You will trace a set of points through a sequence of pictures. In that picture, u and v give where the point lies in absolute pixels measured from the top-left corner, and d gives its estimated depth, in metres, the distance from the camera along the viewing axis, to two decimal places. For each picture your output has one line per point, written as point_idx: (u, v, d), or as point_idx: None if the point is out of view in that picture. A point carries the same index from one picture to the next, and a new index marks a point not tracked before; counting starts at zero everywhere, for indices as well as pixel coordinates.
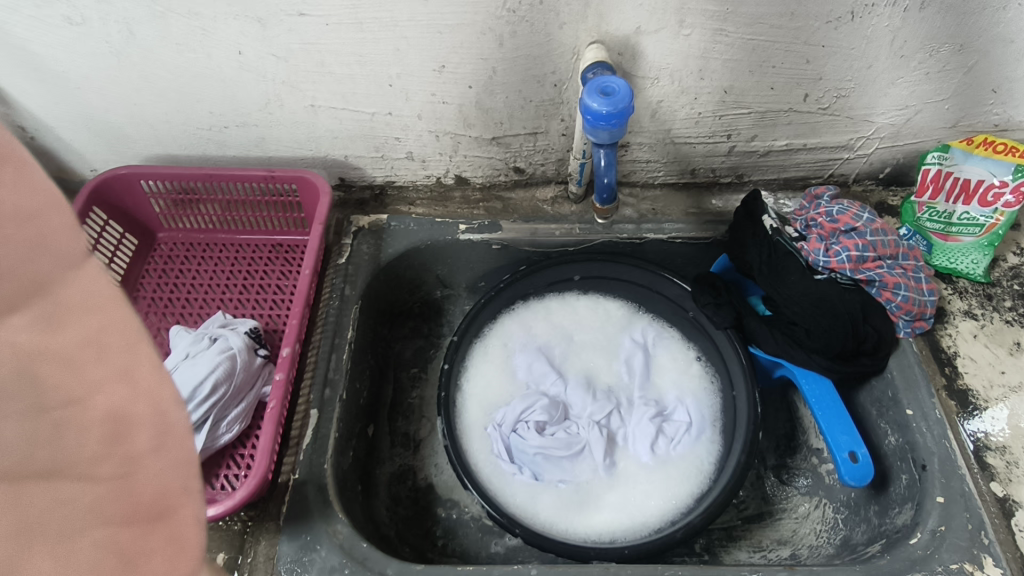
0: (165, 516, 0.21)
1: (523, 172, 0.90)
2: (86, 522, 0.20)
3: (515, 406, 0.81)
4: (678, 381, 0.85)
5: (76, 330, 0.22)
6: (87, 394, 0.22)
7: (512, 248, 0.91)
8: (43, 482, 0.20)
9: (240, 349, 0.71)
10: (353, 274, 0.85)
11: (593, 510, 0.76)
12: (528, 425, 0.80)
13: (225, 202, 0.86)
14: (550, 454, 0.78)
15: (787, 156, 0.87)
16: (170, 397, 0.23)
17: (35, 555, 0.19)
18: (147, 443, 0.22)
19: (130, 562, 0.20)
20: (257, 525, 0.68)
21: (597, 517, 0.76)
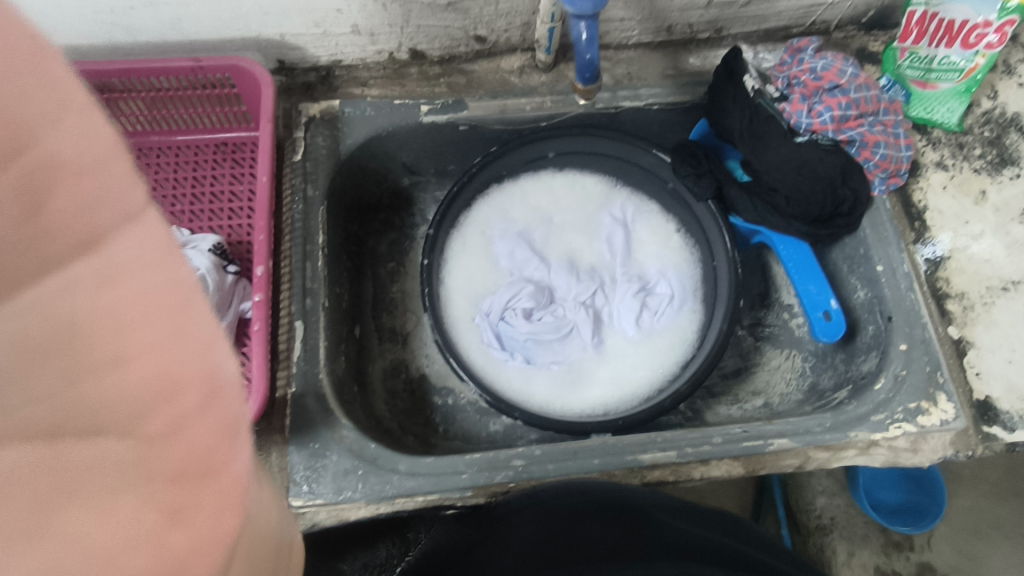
0: (210, 475, 0.20)
1: (485, 40, 0.81)
2: (131, 481, 0.18)
3: (502, 294, 0.82)
4: (658, 255, 0.87)
5: (127, 288, 0.19)
6: (135, 354, 0.19)
7: (481, 127, 0.84)
8: (78, 438, 0.18)
9: (208, 268, 0.66)
10: (312, 172, 0.78)
11: (585, 385, 0.81)
12: (516, 312, 0.81)
13: (150, 100, 0.75)
14: (540, 338, 0.80)
15: (768, 5, 0.80)
16: (208, 339, 0.22)
17: (74, 514, 0.17)
18: (195, 403, 0.20)
19: (176, 520, 0.19)
20: (265, 439, 0.68)
21: (590, 391, 0.81)
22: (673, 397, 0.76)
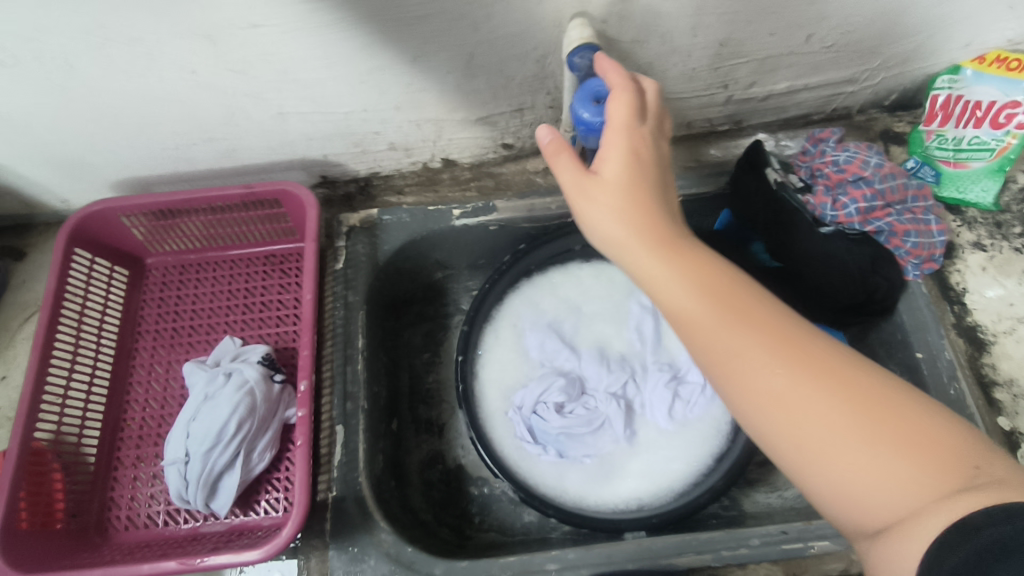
0: None
1: (512, 147, 0.86)
2: None
3: (534, 388, 0.83)
4: (688, 343, 0.87)
5: None
6: None
7: (509, 226, 0.88)
8: None
9: (256, 380, 0.72)
10: (353, 279, 0.84)
11: (618, 479, 0.81)
12: (547, 405, 0.82)
13: (209, 221, 0.83)
14: (573, 431, 0.81)
15: (788, 97, 0.82)
16: None
17: None
18: None
19: None
20: (306, 543, 0.71)
21: (624, 485, 0.81)
22: (709, 494, 0.75)
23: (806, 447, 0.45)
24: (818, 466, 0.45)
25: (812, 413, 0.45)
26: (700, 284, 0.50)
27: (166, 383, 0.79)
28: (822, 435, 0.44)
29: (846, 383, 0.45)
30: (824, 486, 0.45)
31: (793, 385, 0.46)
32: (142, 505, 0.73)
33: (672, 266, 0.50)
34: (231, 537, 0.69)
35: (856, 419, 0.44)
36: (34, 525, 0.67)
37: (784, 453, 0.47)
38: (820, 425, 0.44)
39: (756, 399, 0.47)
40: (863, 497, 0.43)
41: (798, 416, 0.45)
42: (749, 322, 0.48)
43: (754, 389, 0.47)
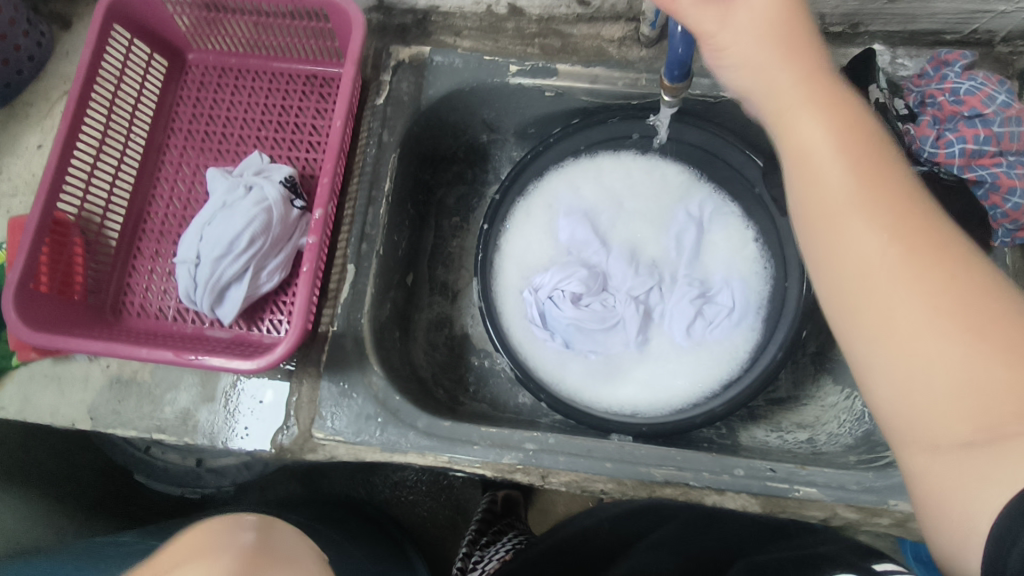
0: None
1: (588, 5, 0.76)
2: None
3: (554, 273, 0.80)
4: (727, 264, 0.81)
5: None
6: None
7: (568, 96, 0.81)
8: None
9: (275, 200, 0.70)
10: (391, 119, 0.79)
11: (618, 381, 0.80)
12: (563, 294, 0.78)
13: (252, 24, 0.77)
14: (585, 326, 0.78)
15: (922, 5, 0.69)
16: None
17: None
18: None
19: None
20: (301, 368, 0.72)
21: (624, 389, 0.79)
22: (704, 416, 0.73)
23: (896, 338, 0.41)
24: (900, 362, 0.41)
25: (918, 306, 0.41)
26: (839, 146, 0.45)
27: (192, 186, 0.79)
28: (922, 330, 0.40)
29: (968, 294, 0.40)
30: (892, 387, 0.41)
31: (906, 273, 0.41)
32: (155, 297, 0.76)
33: (819, 118, 0.45)
34: (232, 345, 0.71)
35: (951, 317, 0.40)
36: (51, 289, 0.69)
37: (860, 345, 0.43)
38: (932, 322, 0.40)
39: (858, 276, 0.43)
40: (939, 412, 0.39)
41: (895, 307, 0.41)
42: (878, 194, 0.43)
43: (852, 275, 0.43)
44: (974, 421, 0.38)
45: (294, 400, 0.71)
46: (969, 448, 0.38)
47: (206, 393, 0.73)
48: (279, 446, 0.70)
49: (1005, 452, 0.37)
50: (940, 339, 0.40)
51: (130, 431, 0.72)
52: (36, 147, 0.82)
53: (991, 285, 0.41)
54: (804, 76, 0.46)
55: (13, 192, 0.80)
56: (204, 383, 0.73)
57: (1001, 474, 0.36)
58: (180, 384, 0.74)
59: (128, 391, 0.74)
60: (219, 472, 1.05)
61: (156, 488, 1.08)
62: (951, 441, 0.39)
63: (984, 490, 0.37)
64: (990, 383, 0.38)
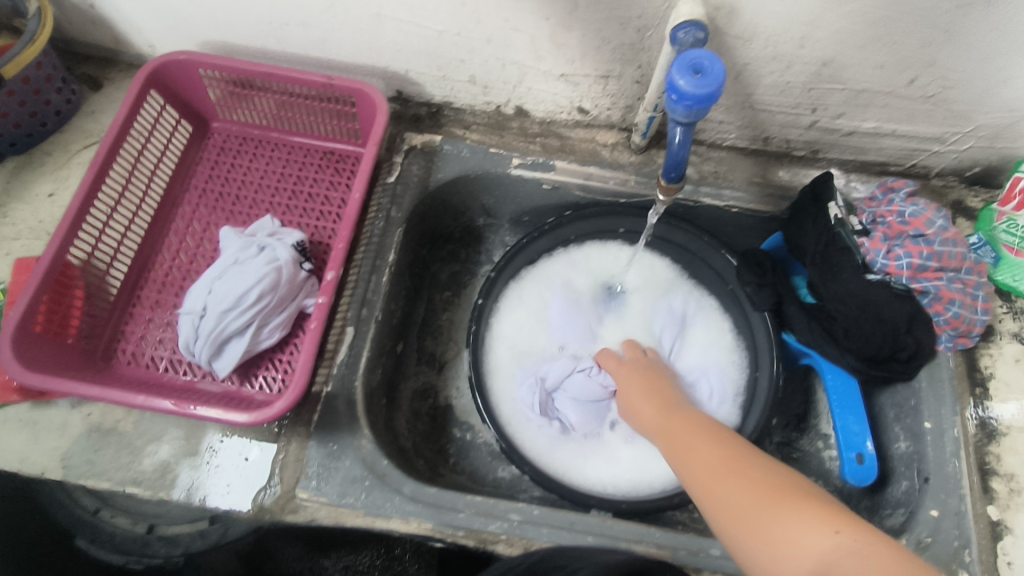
0: None
1: (587, 113, 0.86)
2: None
3: (560, 366, 0.84)
4: (706, 355, 0.87)
5: None
6: None
7: (563, 189, 0.89)
8: None
9: (287, 261, 0.73)
10: (400, 196, 0.85)
11: (607, 466, 0.82)
12: (571, 385, 0.83)
13: (281, 102, 0.84)
14: (589, 417, 0.83)
15: (870, 140, 0.81)
16: None
17: None
18: None
19: None
20: (291, 428, 0.72)
21: (612, 471, 0.82)
22: (680, 496, 0.76)
23: (708, 472, 0.55)
24: (713, 485, 0.53)
25: (701, 458, 0.57)
26: (643, 388, 0.72)
27: (200, 242, 0.82)
28: (725, 463, 0.55)
29: (728, 447, 0.57)
30: (716, 504, 0.52)
31: (706, 436, 0.59)
32: (149, 346, 0.76)
33: (626, 398, 0.73)
34: (223, 400, 0.72)
35: (721, 462, 0.55)
36: (47, 330, 0.69)
37: (693, 484, 0.55)
38: (723, 450, 0.56)
39: (682, 444, 0.60)
40: (743, 507, 0.50)
41: (705, 453, 0.57)
42: (670, 411, 0.66)
43: (678, 440, 0.61)
44: (765, 504, 0.49)
45: (280, 459, 0.71)
46: (765, 525, 0.48)
47: (189, 447, 0.72)
48: (259, 505, 0.69)
49: (787, 517, 0.47)
50: (734, 464, 0.54)
51: (103, 483, 0.70)
52: (47, 195, 0.84)
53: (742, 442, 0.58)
54: (629, 383, 0.74)
55: (16, 235, 0.81)
56: (188, 437, 0.72)
57: (790, 534, 0.46)
58: (163, 437, 0.72)
59: (107, 441, 0.72)
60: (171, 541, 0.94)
61: (99, 556, 0.95)
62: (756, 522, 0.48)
63: (786, 549, 0.46)
64: (769, 478, 0.51)
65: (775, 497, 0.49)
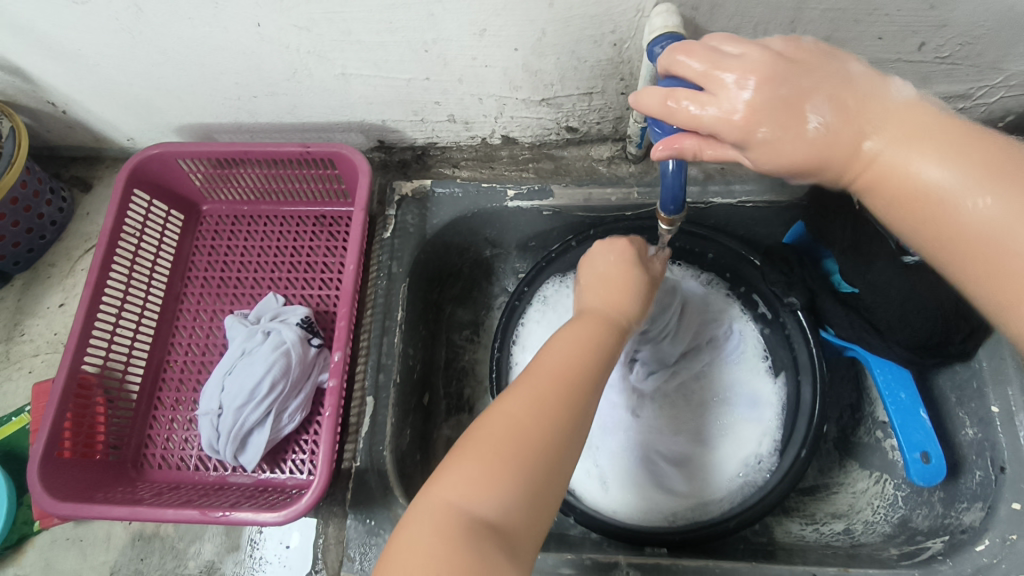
0: None
1: (576, 131, 0.82)
2: None
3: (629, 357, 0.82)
4: (757, 415, 0.80)
5: None
6: None
7: (564, 213, 0.85)
8: None
9: (294, 342, 0.72)
10: (399, 249, 0.82)
11: (638, 515, 0.77)
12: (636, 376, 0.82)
13: (264, 176, 0.83)
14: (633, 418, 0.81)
15: None
16: None
17: None
18: None
19: None
20: (327, 508, 0.72)
21: (636, 507, 0.77)
22: (736, 520, 0.71)
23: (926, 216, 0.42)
24: (910, 158, 0.42)
25: (939, 167, 0.41)
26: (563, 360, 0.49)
27: (209, 331, 0.81)
28: (956, 136, 0.41)
29: (980, 146, 0.41)
30: (933, 227, 0.42)
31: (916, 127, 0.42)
32: (176, 446, 0.76)
33: (930, 153, 0.41)
34: (256, 492, 0.71)
35: (968, 146, 0.41)
36: (74, 454, 0.70)
37: (887, 203, 0.44)
38: (964, 128, 0.42)
39: (909, 205, 0.42)
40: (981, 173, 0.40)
41: (955, 166, 0.41)
42: (939, 133, 0.42)
43: (935, 156, 0.41)
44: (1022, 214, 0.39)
45: (320, 543, 0.71)
46: (1009, 225, 0.39)
47: (231, 542, 0.73)
48: None
49: (1018, 198, 0.39)
50: (984, 146, 0.41)
51: None
52: (57, 306, 0.84)
53: (998, 139, 0.41)
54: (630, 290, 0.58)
55: (35, 351, 0.82)
56: (230, 532, 0.74)
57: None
58: (205, 535, 0.74)
59: (151, 547, 0.73)
60: None
61: None
62: (1013, 284, 0.39)
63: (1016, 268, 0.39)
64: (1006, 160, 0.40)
65: (1003, 173, 0.40)
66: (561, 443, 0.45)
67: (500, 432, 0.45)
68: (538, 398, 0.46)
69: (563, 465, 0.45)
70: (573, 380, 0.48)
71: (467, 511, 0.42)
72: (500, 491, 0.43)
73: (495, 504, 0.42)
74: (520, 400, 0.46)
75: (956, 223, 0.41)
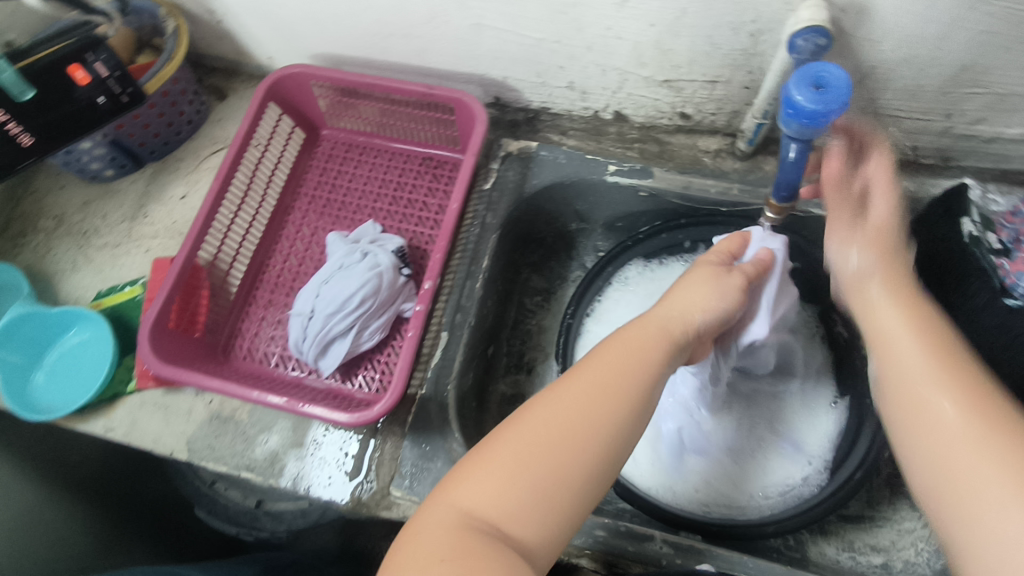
0: None
1: (689, 118, 0.83)
2: None
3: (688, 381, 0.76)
4: (805, 450, 0.79)
5: None
6: None
7: (660, 198, 0.86)
8: None
9: (387, 267, 0.76)
10: (496, 202, 0.86)
11: (676, 502, 0.78)
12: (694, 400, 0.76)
13: (385, 111, 0.88)
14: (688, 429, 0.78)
15: (1016, 147, 0.73)
16: None
17: None
18: None
19: None
20: (388, 426, 0.76)
21: (676, 498, 0.79)
22: (777, 526, 0.72)
23: (955, 442, 0.48)
24: (907, 351, 0.54)
25: (999, 484, 0.44)
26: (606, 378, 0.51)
27: (309, 245, 0.87)
28: (981, 402, 0.49)
29: (975, 426, 0.48)
30: (930, 448, 0.49)
31: (943, 359, 0.52)
32: (262, 342, 0.82)
33: (916, 341, 0.54)
34: (328, 397, 0.76)
35: (990, 444, 0.46)
36: (177, 327, 0.77)
37: (923, 446, 0.50)
38: (957, 363, 0.51)
39: (902, 330, 0.55)
40: (953, 446, 0.48)
41: (956, 415, 0.49)
42: (956, 370, 0.51)
43: (915, 346, 0.54)
44: (972, 439, 0.47)
45: (376, 456, 0.75)
46: (971, 462, 0.46)
47: (296, 438, 0.77)
48: (357, 499, 0.73)
49: (1000, 468, 0.45)
50: (991, 400, 0.49)
51: (221, 466, 0.76)
52: (179, 198, 0.92)
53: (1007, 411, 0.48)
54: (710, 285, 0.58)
55: (154, 234, 0.90)
56: (295, 428, 0.77)
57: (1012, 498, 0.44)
58: (273, 427, 0.78)
59: (225, 428, 0.78)
60: (276, 516, 1.03)
61: (212, 525, 1.07)
62: (970, 501, 0.45)
63: (987, 538, 0.44)
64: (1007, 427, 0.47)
65: (1001, 432, 0.46)
66: (584, 459, 0.48)
67: (514, 443, 0.48)
68: (565, 410, 0.49)
69: (584, 483, 0.48)
70: (610, 399, 0.50)
71: (470, 515, 0.46)
72: (513, 499, 0.46)
73: (503, 509, 0.46)
74: (547, 410, 0.50)
75: (936, 427, 0.49)
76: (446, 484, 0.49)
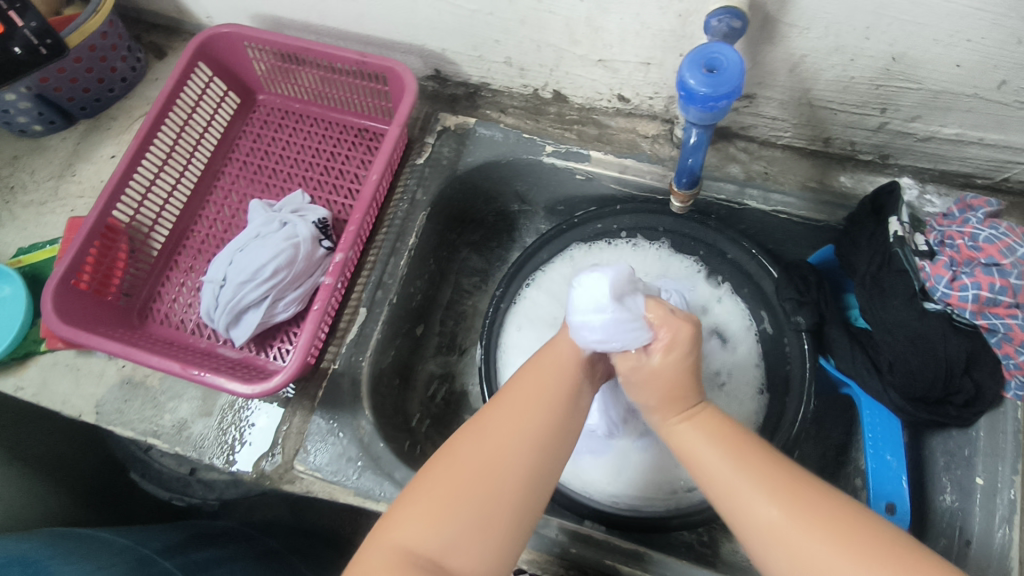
0: None
1: (627, 101, 0.81)
2: None
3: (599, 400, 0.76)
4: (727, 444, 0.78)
5: None
6: None
7: (597, 181, 0.84)
8: None
9: (305, 238, 0.75)
10: (427, 178, 0.84)
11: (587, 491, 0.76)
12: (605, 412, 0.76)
13: (321, 79, 0.85)
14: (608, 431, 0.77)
15: (953, 147, 0.71)
16: None
17: None
18: None
19: None
20: (297, 399, 0.75)
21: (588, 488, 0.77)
22: (681, 519, 0.71)
23: (779, 521, 0.45)
24: (707, 462, 0.51)
25: (788, 525, 0.45)
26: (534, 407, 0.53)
27: (236, 212, 0.85)
28: (773, 479, 0.47)
29: (804, 495, 0.46)
30: (767, 536, 0.45)
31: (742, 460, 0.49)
32: (180, 308, 0.81)
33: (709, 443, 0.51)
34: (238, 367, 0.75)
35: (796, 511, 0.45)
36: (89, 287, 0.75)
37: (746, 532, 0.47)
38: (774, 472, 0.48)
39: (732, 476, 0.48)
40: (796, 530, 0.44)
41: (770, 500, 0.46)
42: (748, 466, 0.48)
43: (719, 459, 0.50)
44: (785, 528, 0.45)
45: (283, 429, 0.74)
46: (809, 553, 0.43)
47: (205, 408, 0.76)
48: (260, 471, 0.72)
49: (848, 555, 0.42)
50: (801, 487, 0.47)
51: (128, 432, 0.76)
52: (109, 157, 0.90)
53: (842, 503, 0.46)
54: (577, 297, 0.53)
55: (80, 193, 0.88)
56: (205, 398, 0.77)
57: None
58: (183, 395, 0.77)
59: (135, 392, 0.77)
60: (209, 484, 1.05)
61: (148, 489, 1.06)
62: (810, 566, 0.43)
63: None
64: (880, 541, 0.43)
65: (798, 499, 0.46)
66: (507, 499, 0.48)
67: (443, 475, 0.49)
68: (491, 440, 0.50)
69: (519, 517, 0.49)
70: (527, 422, 0.52)
71: (409, 551, 0.46)
72: (449, 528, 0.46)
73: (439, 542, 0.46)
74: (474, 442, 0.50)
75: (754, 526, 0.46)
76: (385, 522, 0.49)
